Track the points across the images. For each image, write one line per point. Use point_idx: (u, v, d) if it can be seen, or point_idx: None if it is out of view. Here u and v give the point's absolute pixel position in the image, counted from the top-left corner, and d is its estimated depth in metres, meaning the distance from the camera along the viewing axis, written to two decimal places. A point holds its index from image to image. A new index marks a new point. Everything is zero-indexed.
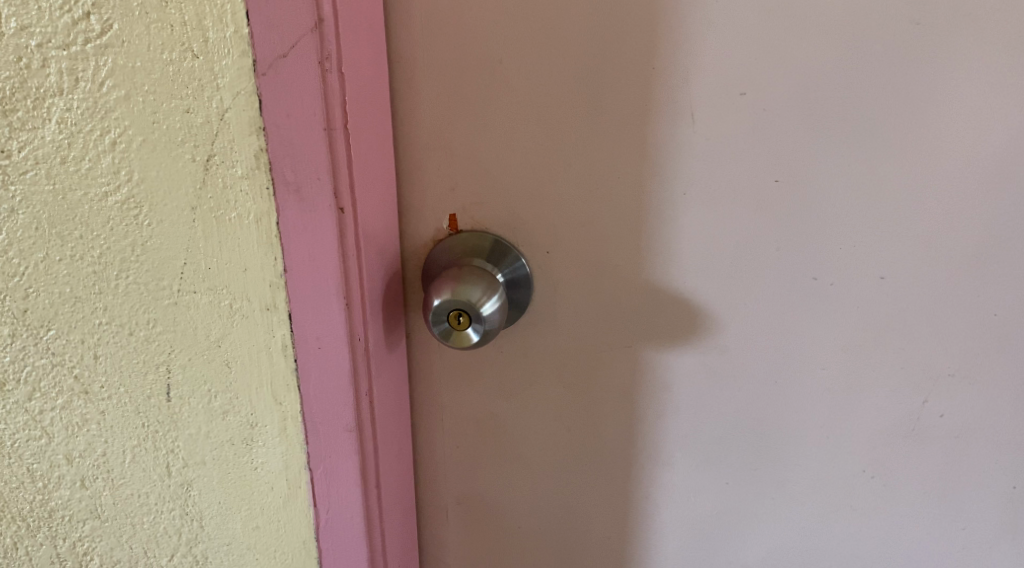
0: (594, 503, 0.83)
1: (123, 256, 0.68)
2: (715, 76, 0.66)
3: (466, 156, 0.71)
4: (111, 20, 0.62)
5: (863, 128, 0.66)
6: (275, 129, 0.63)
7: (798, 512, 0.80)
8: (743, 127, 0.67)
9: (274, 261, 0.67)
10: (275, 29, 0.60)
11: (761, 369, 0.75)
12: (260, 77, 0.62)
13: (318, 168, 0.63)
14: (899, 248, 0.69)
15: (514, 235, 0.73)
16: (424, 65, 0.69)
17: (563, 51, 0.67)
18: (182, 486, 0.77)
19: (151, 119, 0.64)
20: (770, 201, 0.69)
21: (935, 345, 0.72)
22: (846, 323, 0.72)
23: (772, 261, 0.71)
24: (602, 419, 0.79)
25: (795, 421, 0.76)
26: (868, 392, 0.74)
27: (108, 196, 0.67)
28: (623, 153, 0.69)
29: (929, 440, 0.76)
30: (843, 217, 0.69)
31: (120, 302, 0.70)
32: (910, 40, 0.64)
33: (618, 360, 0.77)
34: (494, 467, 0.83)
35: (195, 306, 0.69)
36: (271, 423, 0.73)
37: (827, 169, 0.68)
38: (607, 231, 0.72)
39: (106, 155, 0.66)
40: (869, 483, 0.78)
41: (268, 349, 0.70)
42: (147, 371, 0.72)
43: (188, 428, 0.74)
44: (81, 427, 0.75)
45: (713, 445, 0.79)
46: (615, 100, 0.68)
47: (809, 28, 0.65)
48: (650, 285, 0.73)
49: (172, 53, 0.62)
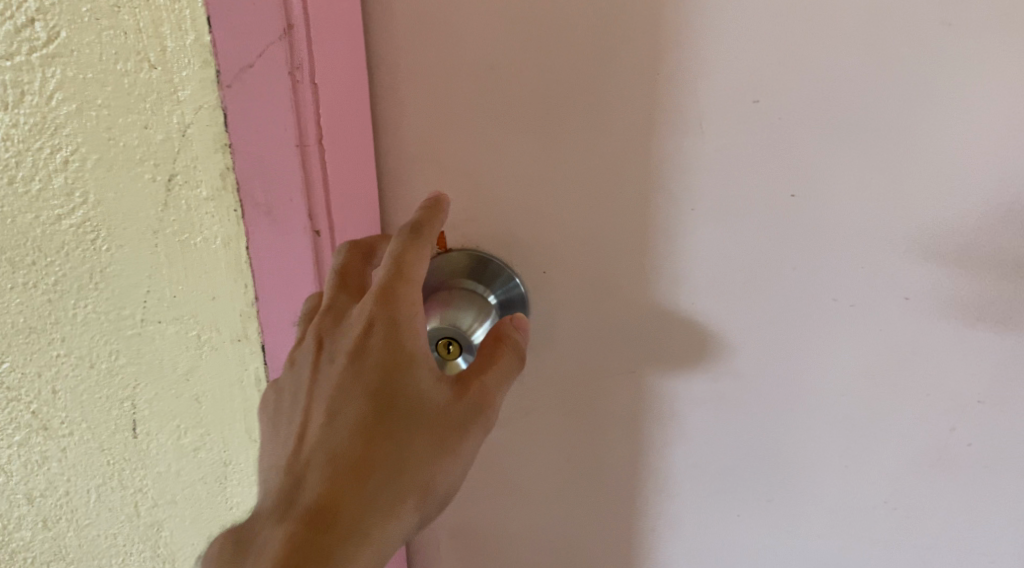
0: (597, 534, 0.79)
1: (81, 283, 0.63)
2: (729, 83, 0.60)
3: (455, 170, 0.65)
4: (58, 27, 0.56)
5: (887, 140, 0.61)
6: (242, 145, 0.56)
7: (813, 543, 0.76)
8: (758, 137, 0.62)
9: (244, 288, 0.61)
10: (239, 37, 0.54)
11: (776, 397, 0.70)
12: (224, 89, 0.55)
13: (291, 189, 0.57)
14: (925, 269, 0.64)
15: (508, 255, 0.68)
16: (408, 73, 0.63)
17: (561, 56, 0.61)
18: (152, 526, 0.72)
19: (105, 136, 0.58)
20: (784, 217, 0.64)
21: (964, 371, 0.67)
22: (867, 346, 0.67)
23: (788, 281, 0.65)
24: (604, 447, 0.74)
25: (811, 449, 0.71)
26: (889, 420, 0.69)
27: (62, 219, 0.61)
28: (627, 167, 0.63)
29: (957, 471, 0.70)
30: (866, 234, 0.63)
31: (79, 333, 0.65)
32: (941, 42, 0.58)
33: (620, 387, 0.71)
34: (489, 497, 0.78)
35: (160, 337, 0.64)
36: (245, 461, 0.67)
37: (846, 183, 0.62)
38: (610, 249, 0.66)
39: (58, 174, 0.60)
40: (891, 516, 0.73)
41: (241, 383, 0.64)
42: (110, 407, 0.67)
43: (157, 466, 0.69)
44: (41, 465, 0.70)
45: (723, 476, 0.74)
46: (619, 110, 0.62)
47: (829, 31, 0.59)
48: (655, 307, 0.68)
49: (126, 64, 0.56)
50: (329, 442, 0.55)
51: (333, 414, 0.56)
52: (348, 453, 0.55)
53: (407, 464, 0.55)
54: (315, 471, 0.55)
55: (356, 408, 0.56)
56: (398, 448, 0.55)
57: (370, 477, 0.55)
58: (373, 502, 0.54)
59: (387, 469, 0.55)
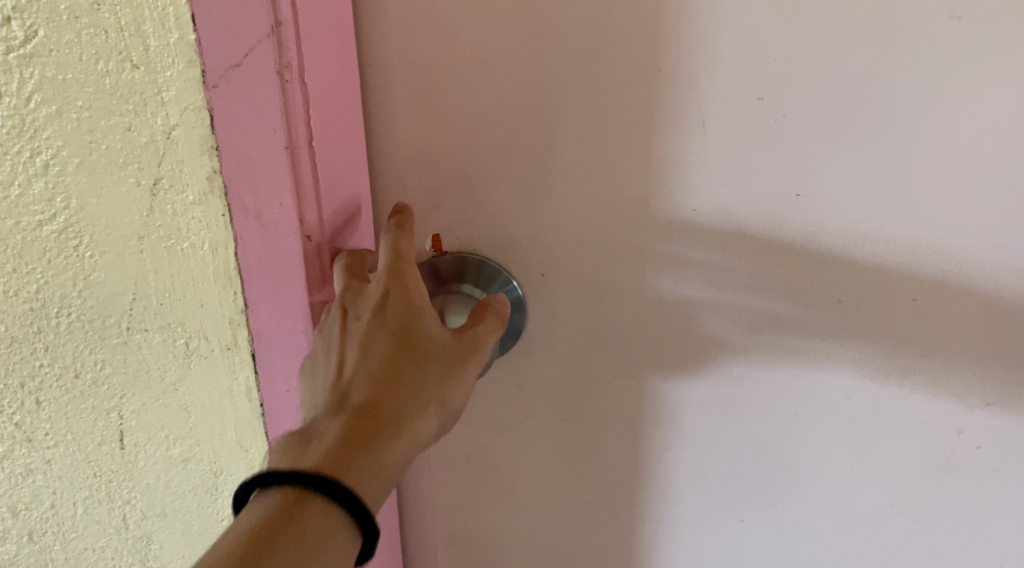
0: (597, 539, 0.77)
1: (64, 291, 0.61)
2: (731, 80, 0.58)
3: (450, 171, 0.64)
4: (36, 26, 0.54)
5: (894, 138, 0.59)
6: (229, 148, 0.54)
7: (817, 548, 0.74)
8: (762, 136, 0.60)
9: (233, 295, 0.59)
10: (225, 36, 0.51)
11: (778, 401, 0.68)
12: (210, 90, 0.53)
13: (281, 193, 0.55)
14: (932, 269, 0.62)
15: (504, 257, 0.66)
16: (400, 70, 0.61)
17: (557, 52, 0.59)
18: (141, 540, 0.70)
19: (87, 139, 0.56)
20: (788, 218, 0.61)
21: (972, 374, 0.65)
22: (873, 349, 0.65)
23: (792, 283, 0.64)
24: (604, 452, 0.72)
25: (815, 454, 0.70)
26: (894, 423, 0.68)
27: (43, 225, 0.59)
28: (626, 166, 0.61)
29: (964, 474, 0.68)
30: (872, 234, 0.61)
31: (63, 342, 0.63)
32: (949, 37, 0.56)
33: (620, 391, 0.70)
34: (487, 504, 0.76)
35: (147, 346, 0.62)
36: (237, 472, 0.65)
37: (852, 182, 0.60)
38: (609, 251, 0.64)
39: (39, 179, 0.58)
40: (897, 520, 0.71)
41: (231, 392, 0.62)
42: (96, 417, 0.65)
43: (145, 478, 0.67)
44: (26, 478, 0.68)
45: (725, 480, 0.72)
46: (617, 108, 0.60)
47: (834, 27, 0.56)
48: (656, 310, 0.66)
49: (108, 64, 0.54)
50: (364, 368, 0.55)
51: (362, 348, 0.56)
52: (382, 378, 0.55)
53: (439, 384, 0.56)
54: (352, 396, 0.55)
55: (383, 341, 0.56)
56: (430, 373, 0.56)
57: (407, 395, 0.55)
58: (414, 413, 0.55)
59: (423, 388, 0.55)
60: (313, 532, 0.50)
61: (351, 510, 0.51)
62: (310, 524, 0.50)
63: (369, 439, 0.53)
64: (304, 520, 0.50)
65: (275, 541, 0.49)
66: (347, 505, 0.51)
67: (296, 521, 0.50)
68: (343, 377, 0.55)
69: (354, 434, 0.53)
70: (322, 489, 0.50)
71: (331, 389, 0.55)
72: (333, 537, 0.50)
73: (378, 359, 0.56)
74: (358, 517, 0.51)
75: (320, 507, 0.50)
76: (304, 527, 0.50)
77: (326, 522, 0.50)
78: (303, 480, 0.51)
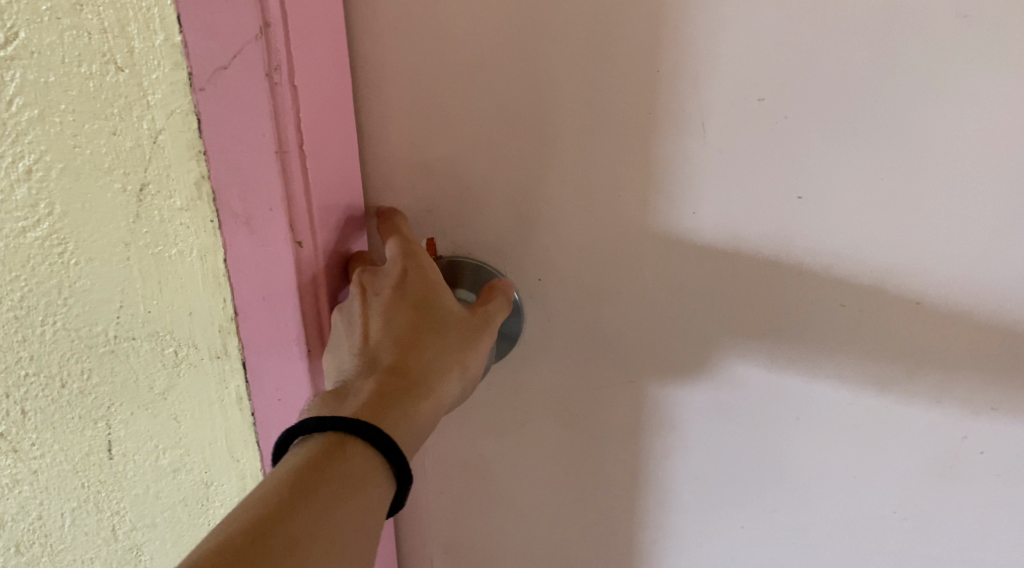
0: (596, 545, 0.76)
1: (49, 299, 0.59)
2: (731, 81, 0.57)
3: (444, 174, 0.62)
4: (16, 27, 0.52)
5: (898, 139, 0.57)
6: (217, 153, 0.53)
7: (818, 554, 0.73)
8: (763, 138, 0.58)
9: (223, 302, 0.57)
10: (212, 37, 0.50)
11: (778, 407, 0.67)
12: (197, 93, 0.51)
13: (271, 198, 0.53)
14: (936, 272, 0.60)
15: (500, 261, 0.65)
16: (393, 71, 0.60)
17: (553, 53, 0.58)
18: (131, 550, 0.69)
19: (71, 144, 0.55)
20: (789, 220, 0.60)
21: (977, 379, 0.63)
22: (876, 353, 0.64)
23: (794, 287, 0.62)
24: (601, 458, 0.71)
25: (817, 459, 0.68)
26: (897, 429, 0.66)
27: (27, 232, 0.57)
28: (624, 168, 0.60)
29: (969, 480, 0.67)
30: (875, 237, 0.60)
31: (48, 352, 0.61)
32: (955, 36, 0.54)
33: (617, 397, 0.68)
34: (484, 510, 0.75)
35: (135, 355, 0.60)
36: (228, 482, 0.64)
37: (854, 184, 0.59)
38: (606, 254, 0.63)
39: (21, 185, 0.56)
40: (900, 526, 0.70)
41: (221, 402, 0.61)
42: (84, 427, 0.64)
43: (134, 488, 0.66)
44: (12, 488, 0.67)
45: (725, 486, 0.71)
46: (614, 110, 0.59)
47: (837, 26, 0.55)
48: (654, 314, 0.65)
49: (91, 66, 0.53)
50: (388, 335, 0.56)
51: (386, 317, 0.56)
52: (406, 344, 0.56)
53: (460, 351, 0.57)
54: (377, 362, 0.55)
55: (405, 310, 0.57)
56: (450, 340, 0.57)
57: (431, 360, 0.56)
58: (439, 375, 0.56)
59: (444, 353, 0.57)
60: (352, 471, 0.51)
61: (386, 451, 0.52)
62: (348, 464, 0.51)
63: (400, 397, 0.54)
64: (344, 460, 0.51)
65: (315, 480, 0.50)
66: (382, 448, 0.52)
67: (334, 462, 0.51)
68: (368, 342, 0.56)
69: (386, 391, 0.54)
70: (359, 431, 0.52)
71: (356, 354, 0.56)
72: (371, 475, 0.52)
73: (400, 327, 0.56)
74: (392, 460, 0.52)
75: (357, 447, 0.52)
76: (343, 466, 0.51)
77: (363, 462, 0.52)
78: (341, 424, 0.52)
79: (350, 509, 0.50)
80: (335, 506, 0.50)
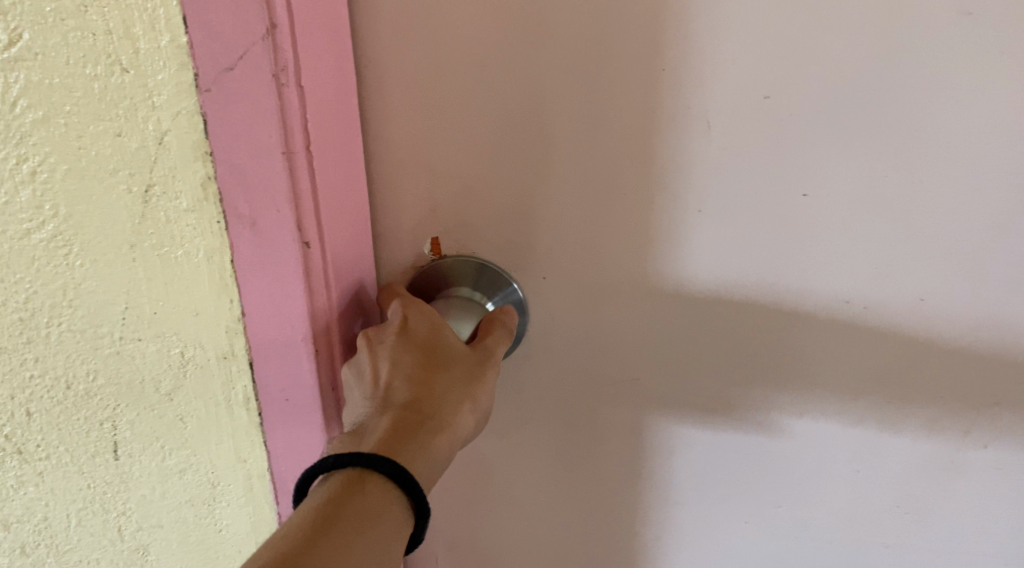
0: (599, 541, 0.76)
1: (53, 301, 0.59)
2: (736, 78, 0.57)
3: (448, 174, 0.62)
4: (21, 29, 0.52)
5: (902, 137, 0.57)
6: (223, 154, 0.53)
7: (821, 549, 0.73)
8: (767, 136, 0.58)
9: (229, 303, 0.57)
10: (217, 37, 0.50)
11: (782, 403, 0.67)
12: (203, 94, 0.51)
13: (277, 199, 0.53)
14: (940, 268, 0.60)
15: (504, 260, 0.64)
16: (397, 70, 0.59)
17: (557, 51, 0.58)
18: (137, 551, 0.69)
19: (75, 146, 0.54)
20: (794, 218, 0.60)
21: (979, 374, 0.64)
22: (880, 351, 0.64)
23: (798, 283, 0.62)
24: (605, 455, 0.71)
25: (820, 454, 0.69)
26: (901, 424, 0.66)
27: (32, 233, 0.57)
28: (628, 166, 0.60)
29: (970, 472, 0.68)
30: (879, 234, 0.60)
31: (53, 353, 0.61)
32: (960, 33, 0.55)
33: (621, 395, 0.68)
34: (488, 506, 0.76)
35: (140, 356, 0.60)
36: (234, 483, 0.64)
37: (858, 182, 0.59)
38: (611, 253, 0.63)
39: (26, 187, 0.56)
40: (903, 520, 0.70)
41: (228, 402, 0.61)
42: (89, 428, 0.64)
43: (140, 489, 0.66)
44: (16, 490, 0.67)
45: (728, 481, 0.71)
46: (618, 108, 0.59)
47: (843, 24, 0.55)
48: (658, 312, 0.65)
49: (96, 68, 0.52)
50: (398, 374, 0.57)
51: (393, 361, 0.57)
52: (416, 381, 0.57)
53: (469, 385, 0.57)
54: (393, 399, 0.56)
55: (411, 350, 0.57)
56: (459, 373, 0.57)
57: (442, 394, 0.57)
58: (451, 408, 0.56)
59: (453, 386, 0.57)
60: (373, 506, 0.51)
61: (404, 484, 0.52)
62: (368, 499, 0.51)
63: (415, 431, 0.54)
64: (364, 496, 0.51)
65: (337, 515, 0.50)
66: (400, 481, 0.52)
67: (354, 497, 0.51)
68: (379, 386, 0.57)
69: (401, 426, 0.54)
70: (378, 466, 0.52)
71: (369, 398, 0.57)
72: (389, 507, 0.52)
73: (409, 366, 0.57)
74: (410, 492, 0.52)
75: (376, 483, 0.52)
76: (363, 500, 0.51)
77: (383, 496, 0.52)
78: (359, 459, 0.52)
79: (372, 542, 0.50)
80: (357, 541, 0.50)
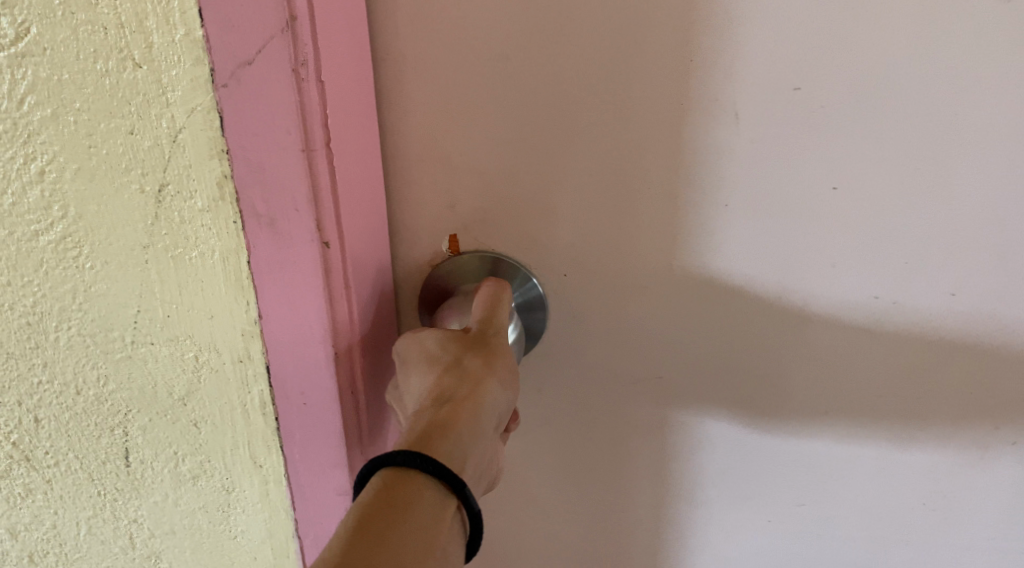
0: (618, 539, 0.75)
1: (62, 305, 0.57)
2: (766, 70, 0.55)
3: (467, 169, 0.60)
4: (28, 23, 0.50)
5: (936, 128, 0.56)
6: (241, 152, 0.51)
7: (844, 548, 0.72)
8: (796, 129, 0.57)
9: (246, 305, 0.55)
10: (234, 31, 0.48)
11: (809, 400, 0.66)
12: (220, 90, 0.50)
13: (297, 198, 0.52)
14: (971, 263, 0.59)
15: (523, 257, 0.63)
16: (415, 63, 0.58)
17: (581, 43, 0.56)
18: (149, 558, 0.67)
19: (85, 144, 0.52)
20: (822, 212, 0.59)
21: (1010, 371, 0.62)
22: (908, 348, 0.62)
23: (826, 279, 0.61)
24: (625, 452, 0.70)
25: (844, 451, 0.67)
26: (928, 422, 0.65)
27: (40, 235, 0.55)
28: (653, 161, 0.58)
29: (997, 468, 0.66)
30: (910, 228, 0.59)
31: (62, 358, 0.59)
32: (998, 21, 0.53)
33: (643, 394, 0.67)
34: (505, 504, 0.74)
35: (153, 360, 0.59)
36: (250, 489, 0.62)
37: (890, 175, 0.57)
38: (634, 249, 0.61)
39: (34, 186, 0.54)
40: (928, 518, 0.69)
41: (243, 407, 0.59)
42: (100, 435, 0.62)
43: (153, 495, 0.64)
44: (25, 498, 0.65)
45: (751, 479, 0.70)
46: (644, 101, 0.57)
47: (876, 13, 0.54)
48: (682, 310, 0.63)
49: (107, 63, 0.50)
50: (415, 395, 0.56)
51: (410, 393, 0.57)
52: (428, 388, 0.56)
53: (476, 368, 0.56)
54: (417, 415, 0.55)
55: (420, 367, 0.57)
56: (463, 345, 0.57)
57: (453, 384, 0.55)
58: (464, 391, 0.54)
59: (462, 356, 0.57)
60: (402, 497, 0.48)
61: (426, 467, 0.49)
62: (398, 492, 0.48)
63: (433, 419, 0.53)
64: (393, 490, 0.48)
65: (368, 512, 0.47)
66: (421, 465, 0.49)
67: (383, 495, 0.48)
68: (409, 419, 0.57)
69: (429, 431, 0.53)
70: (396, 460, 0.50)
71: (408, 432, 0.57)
72: (420, 494, 0.49)
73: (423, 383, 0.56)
74: (436, 473, 0.49)
75: (400, 474, 0.49)
76: (391, 494, 0.48)
77: (413, 486, 0.49)
78: (380, 462, 0.50)
79: (410, 529, 0.47)
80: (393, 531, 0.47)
